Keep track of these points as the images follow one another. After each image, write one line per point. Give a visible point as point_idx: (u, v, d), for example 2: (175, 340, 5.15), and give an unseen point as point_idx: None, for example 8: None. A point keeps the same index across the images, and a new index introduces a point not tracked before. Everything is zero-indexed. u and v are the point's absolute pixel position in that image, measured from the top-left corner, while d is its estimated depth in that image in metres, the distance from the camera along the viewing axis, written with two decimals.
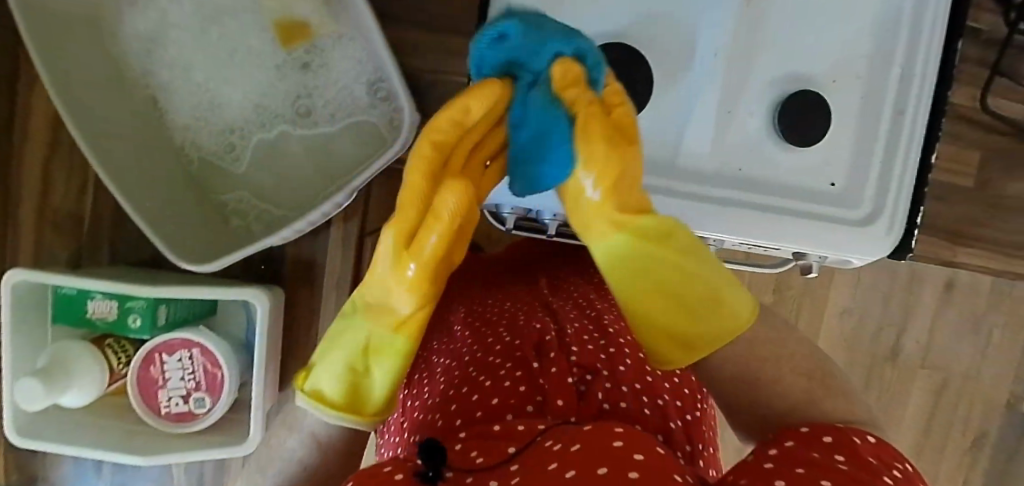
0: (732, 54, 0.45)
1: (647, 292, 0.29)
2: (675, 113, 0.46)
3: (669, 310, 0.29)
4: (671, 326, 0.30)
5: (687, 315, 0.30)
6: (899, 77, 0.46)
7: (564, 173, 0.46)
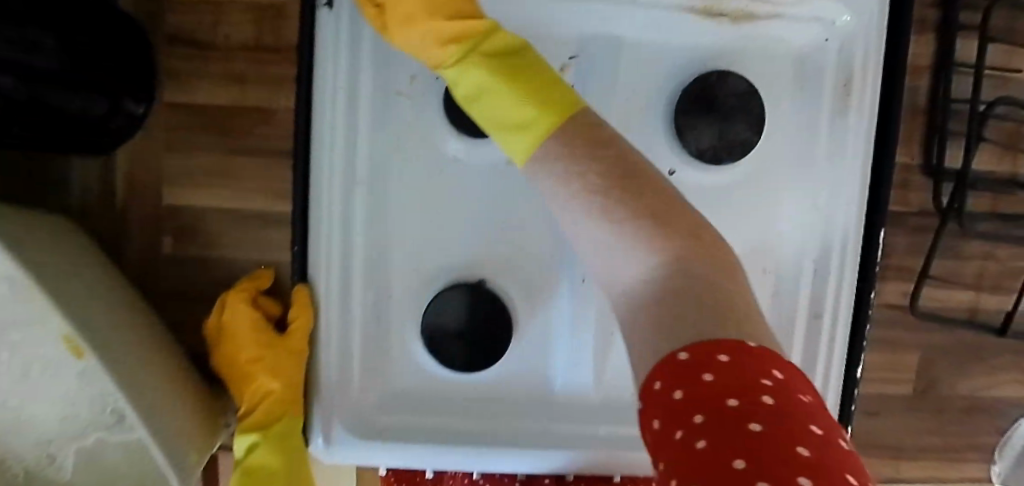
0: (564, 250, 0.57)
1: (497, 90, 0.44)
2: (539, 348, 0.58)
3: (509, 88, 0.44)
4: (507, 120, 0.44)
5: (510, 111, 0.44)
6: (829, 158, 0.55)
7: (434, 419, 0.57)
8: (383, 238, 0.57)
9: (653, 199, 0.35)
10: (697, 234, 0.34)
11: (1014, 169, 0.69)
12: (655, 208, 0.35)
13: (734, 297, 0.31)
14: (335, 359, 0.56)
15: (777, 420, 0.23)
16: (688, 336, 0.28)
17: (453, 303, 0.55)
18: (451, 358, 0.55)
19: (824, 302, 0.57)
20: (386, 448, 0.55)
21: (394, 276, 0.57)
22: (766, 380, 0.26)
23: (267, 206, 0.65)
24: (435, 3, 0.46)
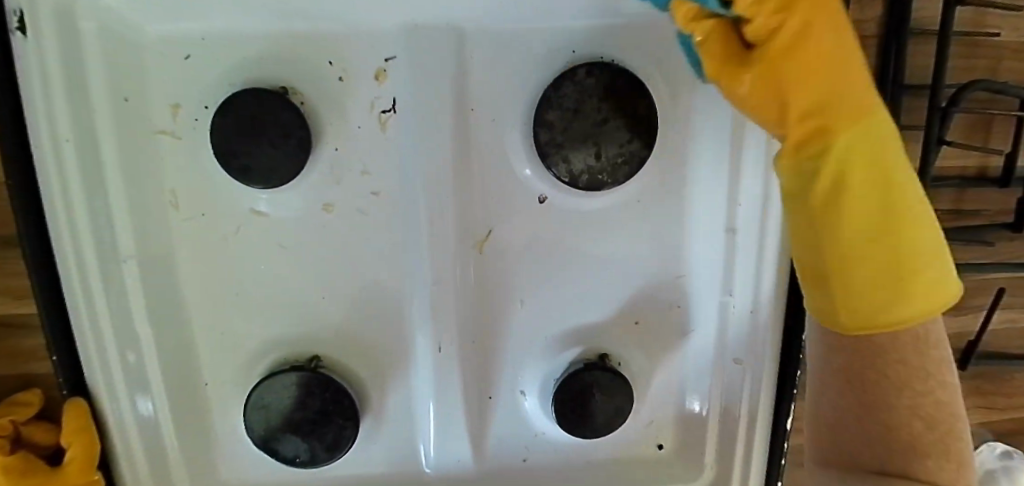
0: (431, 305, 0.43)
1: (896, 239, 0.28)
2: (402, 426, 0.47)
3: (887, 256, 0.29)
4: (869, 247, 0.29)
5: (891, 265, 0.29)
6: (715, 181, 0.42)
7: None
8: (177, 325, 0.44)
9: (909, 356, 0.29)
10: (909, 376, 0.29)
11: (984, 160, 0.42)
12: (911, 381, 0.29)
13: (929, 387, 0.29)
14: (144, 471, 0.46)
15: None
16: (852, 419, 0.30)
17: (289, 397, 0.44)
18: (293, 454, 0.45)
19: (746, 345, 0.45)
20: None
21: (205, 368, 0.45)
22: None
23: (7, 309, 0.45)
24: (814, 62, 0.29)
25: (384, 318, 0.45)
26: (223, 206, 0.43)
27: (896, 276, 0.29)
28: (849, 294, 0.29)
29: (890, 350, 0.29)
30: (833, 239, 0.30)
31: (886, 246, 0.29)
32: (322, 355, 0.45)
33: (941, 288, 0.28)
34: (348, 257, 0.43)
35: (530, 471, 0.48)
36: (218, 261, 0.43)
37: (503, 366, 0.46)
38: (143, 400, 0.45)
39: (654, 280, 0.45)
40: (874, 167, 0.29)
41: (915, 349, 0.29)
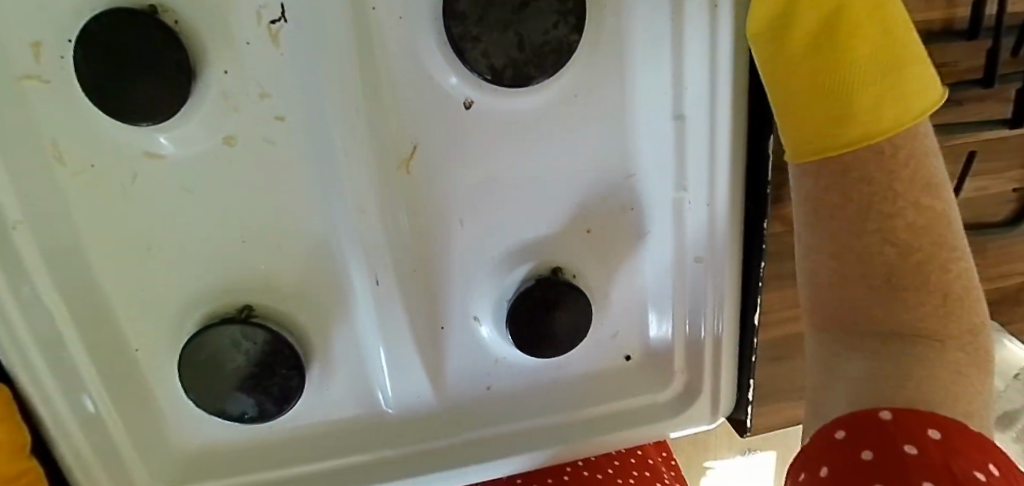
0: (365, 234, 0.40)
1: (845, 89, 0.34)
2: (354, 368, 0.44)
3: (834, 104, 0.34)
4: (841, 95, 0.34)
5: (840, 95, 0.34)
6: (655, 65, 0.38)
7: (235, 478, 0.45)
8: (89, 291, 0.40)
9: (908, 207, 0.34)
10: (941, 259, 0.34)
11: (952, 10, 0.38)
12: (902, 276, 0.34)
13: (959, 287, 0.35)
14: (88, 449, 0.43)
15: (944, 451, 0.29)
16: (862, 390, 0.34)
17: (223, 351, 0.40)
18: (240, 411, 0.42)
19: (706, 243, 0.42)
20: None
21: (131, 333, 0.42)
22: (910, 446, 0.29)
23: None
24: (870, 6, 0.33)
25: (316, 256, 0.41)
26: (111, 152, 0.38)
27: (869, 116, 0.33)
28: (841, 105, 0.34)
29: (908, 235, 0.34)
30: (824, 97, 0.34)
31: (824, 87, 0.34)
32: (255, 304, 0.42)
33: (926, 90, 0.33)
34: (265, 195, 0.39)
35: (494, 401, 0.46)
36: (120, 214, 0.39)
37: (452, 292, 0.43)
38: (68, 377, 0.41)
39: (603, 184, 0.41)
40: (878, 43, 0.33)
41: (928, 231, 0.34)
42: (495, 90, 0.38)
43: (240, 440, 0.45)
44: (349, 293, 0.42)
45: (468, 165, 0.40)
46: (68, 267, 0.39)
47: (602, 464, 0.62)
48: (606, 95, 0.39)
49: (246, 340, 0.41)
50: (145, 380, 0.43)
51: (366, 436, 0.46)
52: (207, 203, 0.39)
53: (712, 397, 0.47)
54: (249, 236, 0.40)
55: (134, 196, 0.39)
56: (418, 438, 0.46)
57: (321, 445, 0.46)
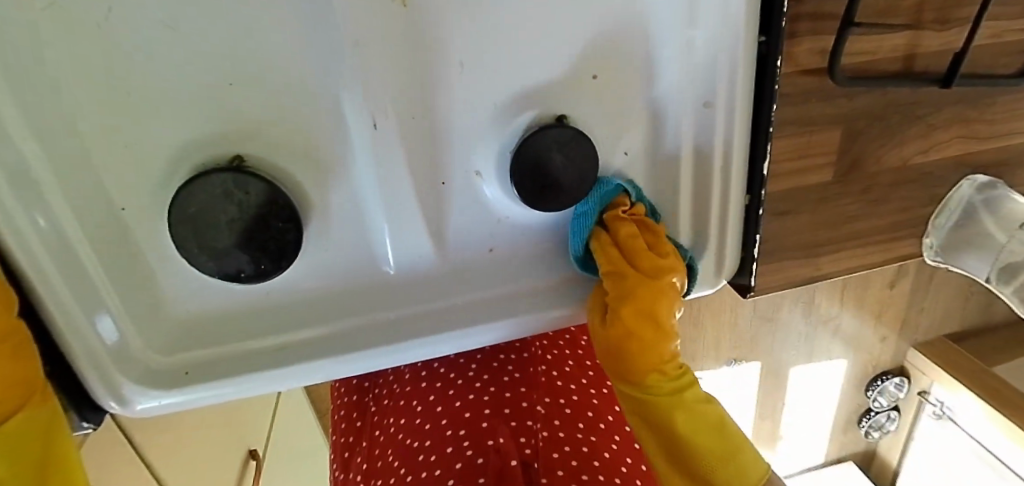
0: (361, 76, 0.38)
1: (693, 424, 0.45)
2: (352, 226, 0.43)
3: (717, 452, 0.45)
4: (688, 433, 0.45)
5: (714, 460, 0.45)
6: None
7: (238, 340, 0.45)
8: (66, 142, 0.38)
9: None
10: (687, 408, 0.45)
11: None
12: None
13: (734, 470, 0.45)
14: (82, 313, 0.41)
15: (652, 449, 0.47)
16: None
17: (216, 199, 0.39)
18: (236, 269, 0.41)
19: (717, 84, 0.41)
20: (195, 387, 0.45)
21: (116, 189, 0.40)
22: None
23: None
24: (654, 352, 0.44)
25: (308, 101, 0.39)
26: None
27: (702, 440, 0.45)
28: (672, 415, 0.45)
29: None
30: (659, 428, 0.46)
31: (699, 443, 0.45)
32: (246, 154, 0.40)
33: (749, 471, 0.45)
34: (247, 31, 0.37)
35: (495, 261, 0.46)
36: (94, 53, 0.36)
37: (453, 142, 0.41)
38: (52, 234, 0.39)
39: (608, 28, 0.39)
40: (688, 417, 0.45)
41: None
42: None
43: (235, 303, 0.44)
44: (345, 145, 0.40)
45: (467, 1, 0.37)
46: (42, 113, 0.37)
47: (575, 374, 0.61)
48: None
49: (240, 188, 0.39)
50: (135, 240, 0.41)
51: (368, 297, 0.45)
52: (188, 39, 0.37)
53: (718, 259, 0.46)
54: (236, 77, 0.38)
55: (108, 32, 0.36)
56: (420, 299, 0.46)
57: (322, 309, 0.45)
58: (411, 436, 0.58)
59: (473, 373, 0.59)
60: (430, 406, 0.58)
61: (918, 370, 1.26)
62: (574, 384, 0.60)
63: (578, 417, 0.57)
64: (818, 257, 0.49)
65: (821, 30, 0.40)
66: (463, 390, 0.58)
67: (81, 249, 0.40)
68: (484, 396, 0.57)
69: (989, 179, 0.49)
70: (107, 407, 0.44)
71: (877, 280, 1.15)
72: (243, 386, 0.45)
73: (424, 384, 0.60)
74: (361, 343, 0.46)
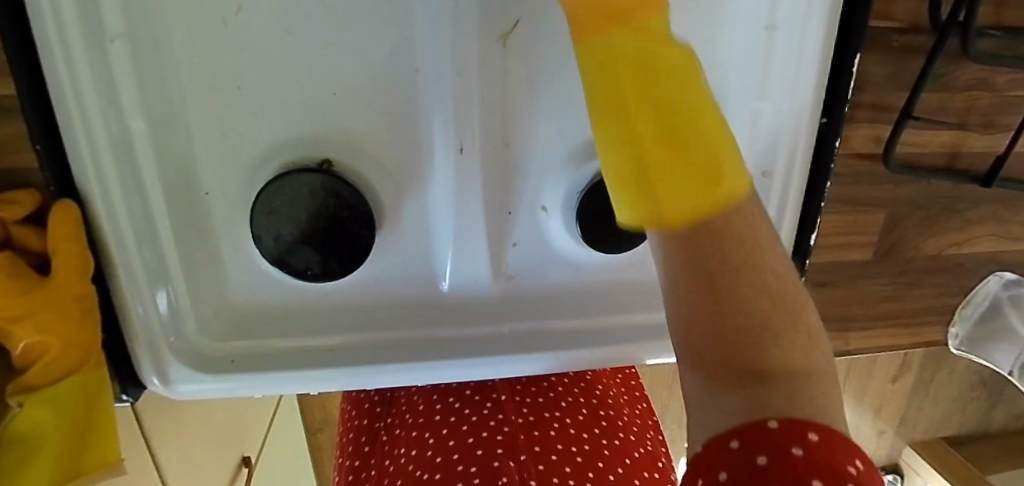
0: (456, 100, 0.41)
1: (683, 127, 0.29)
2: (417, 242, 0.45)
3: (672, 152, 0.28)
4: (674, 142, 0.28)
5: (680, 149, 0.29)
6: None
7: (291, 335, 0.47)
8: (170, 124, 0.40)
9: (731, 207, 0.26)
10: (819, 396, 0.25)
11: None
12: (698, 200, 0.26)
13: None
14: (149, 286, 0.42)
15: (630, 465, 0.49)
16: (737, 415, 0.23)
17: (300, 198, 0.41)
18: (304, 266, 0.43)
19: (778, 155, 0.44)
20: (236, 377, 0.46)
21: (206, 174, 0.42)
22: (795, 447, 0.20)
23: None
24: (639, 75, 0.30)
25: (401, 116, 0.42)
26: None
27: (692, 122, 0.29)
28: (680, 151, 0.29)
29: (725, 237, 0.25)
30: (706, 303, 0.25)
31: (675, 127, 0.29)
32: (334, 159, 0.43)
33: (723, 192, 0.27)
34: (359, 47, 0.40)
35: (542, 292, 0.48)
36: (217, 48, 0.39)
37: (527, 174, 0.44)
38: (139, 211, 0.41)
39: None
40: (658, 121, 0.29)
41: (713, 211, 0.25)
42: None
43: (294, 298, 0.46)
44: (427, 162, 0.43)
45: (562, 47, 0.41)
46: (158, 95, 0.39)
47: (592, 422, 0.51)
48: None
49: (325, 190, 0.41)
50: (215, 224, 0.43)
51: (422, 308, 0.47)
52: (304, 46, 0.40)
53: None
54: (341, 87, 0.41)
55: (234, 31, 0.39)
56: (467, 320, 0.48)
57: (374, 317, 0.47)
58: (417, 469, 0.48)
59: (489, 412, 0.51)
60: (442, 440, 0.49)
61: (913, 469, 1.26)
62: (589, 432, 0.50)
63: (620, 451, 0.50)
64: (849, 331, 0.51)
65: (878, 118, 0.43)
66: (477, 427, 0.49)
67: (163, 228, 0.42)
68: (498, 434, 0.48)
69: (1017, 276, 0.51)
70: (146, 385, 0.45)
71: (881, 374, 1.16)
72: (286, 383, 0.46)
73: (438, 417, 0.51)
74: (404, 356, 0.47)
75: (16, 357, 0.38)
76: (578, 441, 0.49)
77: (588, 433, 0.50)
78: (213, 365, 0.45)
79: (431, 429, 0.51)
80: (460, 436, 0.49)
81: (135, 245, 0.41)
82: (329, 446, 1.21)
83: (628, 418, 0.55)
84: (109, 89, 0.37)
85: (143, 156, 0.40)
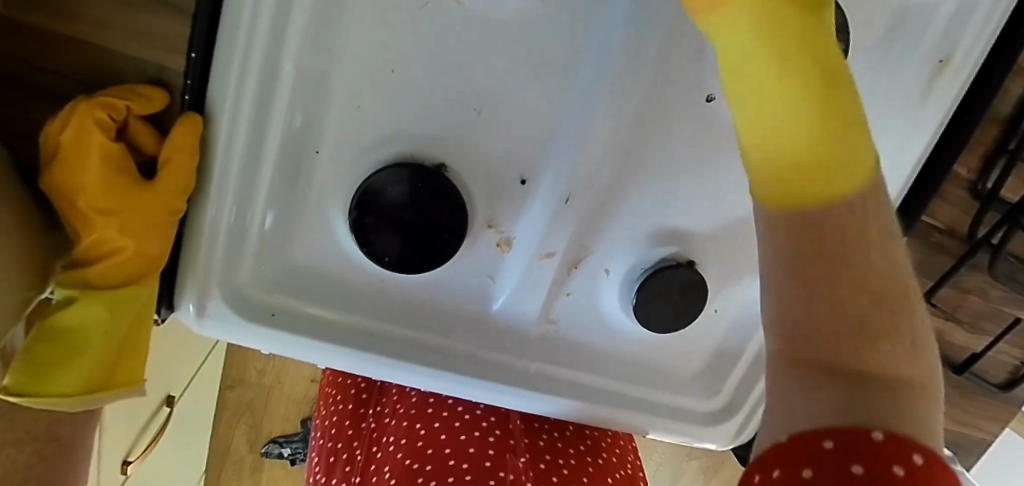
0: (582, 160, 0.45)
1: None
2: (485, 263, 0.48)
3: None
4: None
5: None
6: None
7: (338, 309, 0.47)
8: (321, 79, 0.41)
9: (868, 270, 0.27)
10: (907, 395, 0.26)
11: None
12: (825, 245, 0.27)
13: (897, 346, 0.27)
14: (229, 225, 0.42)
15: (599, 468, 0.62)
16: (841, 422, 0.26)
17: (403, 186, 0.42)
18: (382, 252, 0.44)
19: None
20: (274, 331, 0.46)
21: (327, 135, 0.42)
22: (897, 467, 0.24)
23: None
24: None
25: (530, 155, 0.45)
26: None
27: None
28: None
29: (855, 255, 0.27)
30: None
31: None
32: (448, 165, 0.45)
33: None
34: (520, 80, 0.43)
35: (576, 343, 0.52)
36: (392, 33, 0.40)
37: (609, 236, 0.48)
38: (256, 152, 0.41)
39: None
40: (826, 70, 0.30)
41: (851, 249, 0.27)
42: None
43: (355, 273, 0.47)
44: (531, 198, 0.46)
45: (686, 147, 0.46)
46: (321, 57, 0.40)
47: (574, 436, 0.63)
48: None
49: (429, 186, 0.43)
50: (321, 187, 0.44)
51: (472, 326, 0.50)
52: (470, 62, 0.42)
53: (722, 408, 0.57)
54: (487, 109, 0.44)
55: (415, 24, 0.40)
56: (507, 350, 0.50)
57: (417, 317, 0.49)
58: (411, 458, 0.60)
59: (479, 412, 0.61)
60: (431, 432, 0.60)
61: None
62: (571, 447, 0.62)
63: (591, 455, 0.63)
64: None
65: None
66: (468, 425, 0.60)
67: (270, 173, 0.42)
68: (489, 437, 0.60)
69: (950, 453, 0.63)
70: (178, 308, 0.44)
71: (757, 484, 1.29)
72: (317, 356, 0.47)
73: (429, 409, 0.62)
74: (432, 365, 0.48)
75: (82, 249, 0.37)
76: (555, 448, 0.61)
77: (566, 438, 0.62)
78: (247, 312, 0.45)
79: (424, 421, 0.62)
80: (449, 432, 0.60)
81: (240, 182, 0.41)
82: (232, 407, 1.16)
83: (612, 439, 0.67)
84: (281, 35, 0.38)
85: (285, 104, 0.41)
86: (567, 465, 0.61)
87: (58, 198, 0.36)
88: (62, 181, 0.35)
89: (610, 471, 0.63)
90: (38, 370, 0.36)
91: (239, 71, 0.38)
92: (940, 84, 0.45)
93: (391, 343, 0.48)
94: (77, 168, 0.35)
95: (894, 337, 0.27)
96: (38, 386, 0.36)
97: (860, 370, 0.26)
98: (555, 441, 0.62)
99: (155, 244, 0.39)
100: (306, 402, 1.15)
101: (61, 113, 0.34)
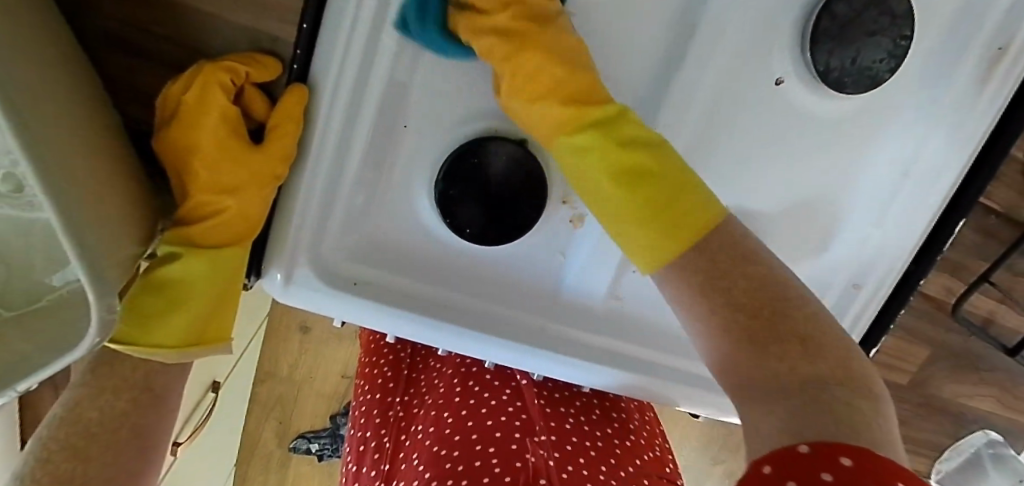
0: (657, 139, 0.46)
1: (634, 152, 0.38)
2: (556, 239, 0.50)
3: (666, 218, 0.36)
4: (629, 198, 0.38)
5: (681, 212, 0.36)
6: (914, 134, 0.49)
7: (415, 280, 0.49)
8: (413, 53, 0.42)
9: (784, 320, 0.33)
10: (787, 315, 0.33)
11: None
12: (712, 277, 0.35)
13: (799, 333, 0.32)
14: (322, 194, 0.44)
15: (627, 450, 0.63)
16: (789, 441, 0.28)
17: (487, 158, 0.44)
18: (464, 223, 0.46)
19: (869, 276, 0.53)
20: (354, 299, 0.47)
21: (414, 107, 0.44)
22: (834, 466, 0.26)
23: None
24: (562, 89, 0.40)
25: None
26: None
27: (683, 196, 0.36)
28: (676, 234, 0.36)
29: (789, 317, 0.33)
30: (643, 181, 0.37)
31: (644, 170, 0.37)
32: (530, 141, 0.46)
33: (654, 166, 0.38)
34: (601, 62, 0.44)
35: (638, 322, 0.54)
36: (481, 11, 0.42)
37: None
38: (351, 123, 0.43)
39: (817, 196, 0.50)
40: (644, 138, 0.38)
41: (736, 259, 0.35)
42: (817, 88, 0.46)
43: (433, 245, 0.49)
44: None
45: (755, 130, 0.47)
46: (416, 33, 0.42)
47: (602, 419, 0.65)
48: (875, 133, 0.48)
49: (513, 158, 0.45)
50: (406, 160, 0.46)
51: (536, 301, 0.51)
52: None
53: None
54: None
55: None
56: (574, 325, 0.52)
57: (479, 288, 0.50)
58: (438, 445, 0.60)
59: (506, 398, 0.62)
60: (459, 420, 0.61)
61: None
62: (599, 429, 0.63)
63: (620, 437, 0.64)
64: None
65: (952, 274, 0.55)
66: (494, 411, 0.61)
67: (362, 144, 0.44)
68: (516, 422, 0.60)
69: (1001, 439, 0.72)
70: (264, 277, 0.45)
71: None
72: (387, 325, 0.49)
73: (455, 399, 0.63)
74: (493, 335, 0.50)
75: (190, 207, 0.40)
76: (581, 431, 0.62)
77: (593, 419, 0.64)
78: (328, 280, 0.46)
79: (451, 411, 0.62)
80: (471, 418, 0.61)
81: (335, 150, 0.43)
82: (262, 402, 1.17)
83: (638, 423, 0.68)
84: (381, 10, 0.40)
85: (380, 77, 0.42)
86: (596, 446, 0.61)
87: (171, 156, 0.39)
88: (180, 138, 0.38)
89: (639, 455, 0.64)
90: (141, 320, 0.38)
91: (343, 42, 0.40)
92: (1000, 69, 0.47)
93: (456, 316, 0.49)
94: (196, 125, 0.37)
95: (746, 286, 0.34)
96: (142, 335, 0.38)
97: (794, 347, 0.32)
98: (586, 423, 0.63)
99: (254, 207, 0.40)
100: (337, 397, 1.16)
101: (187, 74, 0.37)
